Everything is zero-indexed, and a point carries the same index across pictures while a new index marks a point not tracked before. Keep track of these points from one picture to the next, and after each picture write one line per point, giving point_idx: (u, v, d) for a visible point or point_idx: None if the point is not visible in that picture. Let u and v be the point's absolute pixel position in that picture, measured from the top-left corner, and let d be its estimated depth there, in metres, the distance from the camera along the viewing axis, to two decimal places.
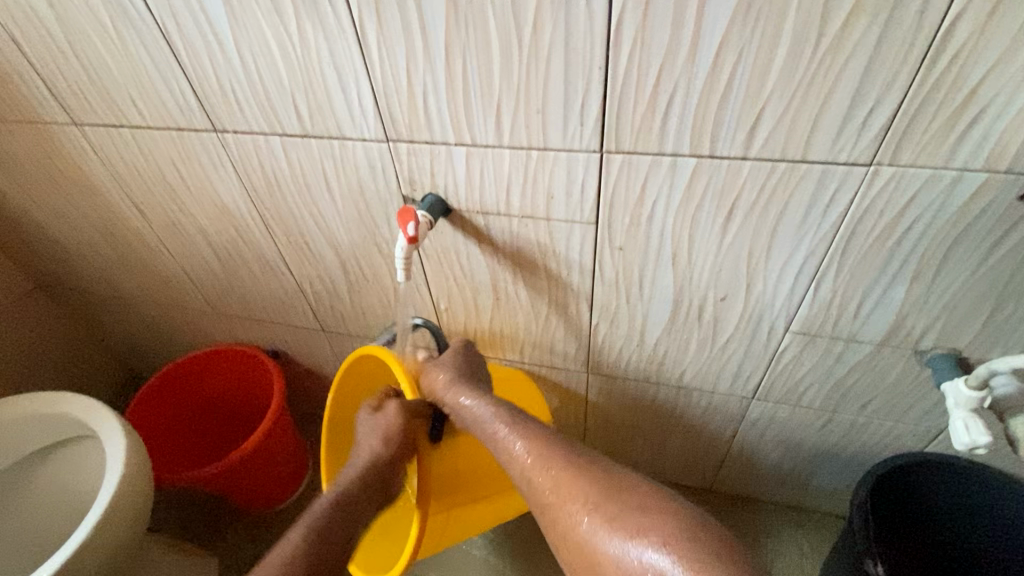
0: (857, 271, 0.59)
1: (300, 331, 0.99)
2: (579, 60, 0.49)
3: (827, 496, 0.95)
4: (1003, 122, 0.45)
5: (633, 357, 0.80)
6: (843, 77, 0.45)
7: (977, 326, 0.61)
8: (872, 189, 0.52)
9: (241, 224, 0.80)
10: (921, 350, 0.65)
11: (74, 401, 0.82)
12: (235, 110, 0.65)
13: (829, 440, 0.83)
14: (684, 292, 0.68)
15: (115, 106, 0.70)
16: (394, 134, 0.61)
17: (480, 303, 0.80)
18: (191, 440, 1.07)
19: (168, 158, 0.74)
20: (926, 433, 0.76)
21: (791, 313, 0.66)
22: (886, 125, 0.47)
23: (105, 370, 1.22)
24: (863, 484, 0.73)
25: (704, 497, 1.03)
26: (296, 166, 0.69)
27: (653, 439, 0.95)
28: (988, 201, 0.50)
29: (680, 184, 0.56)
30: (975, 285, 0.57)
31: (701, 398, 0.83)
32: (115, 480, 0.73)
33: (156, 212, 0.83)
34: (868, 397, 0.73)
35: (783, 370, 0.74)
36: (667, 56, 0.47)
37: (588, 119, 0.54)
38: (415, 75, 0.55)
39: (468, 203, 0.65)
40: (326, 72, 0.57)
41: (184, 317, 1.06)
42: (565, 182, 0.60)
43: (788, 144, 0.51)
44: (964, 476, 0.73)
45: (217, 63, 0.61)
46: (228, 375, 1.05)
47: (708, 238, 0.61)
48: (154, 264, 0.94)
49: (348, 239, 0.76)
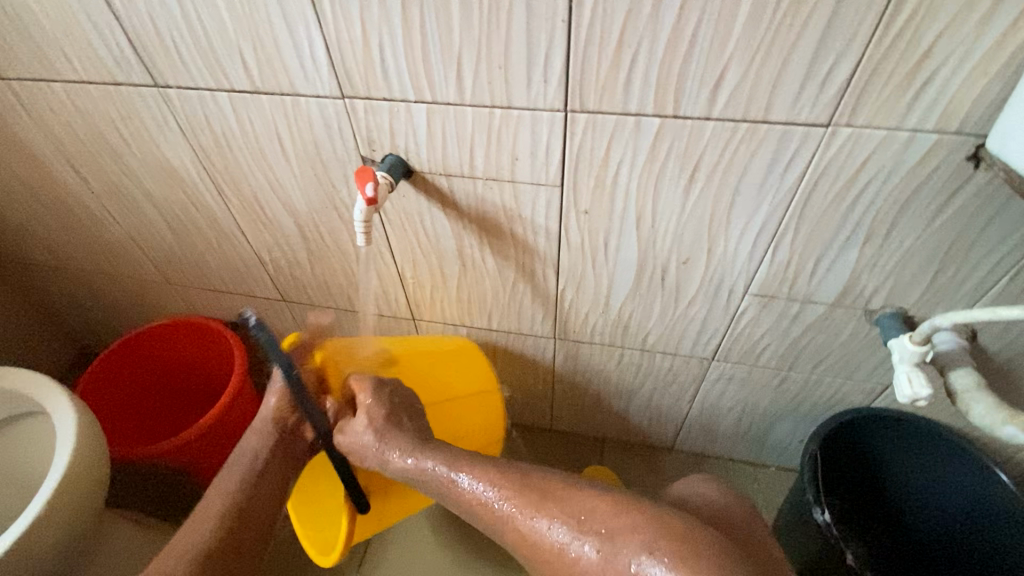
0: (813, 234, 0.61)
1: (260, 301, 0.96)
2: (541, 12, 0.48)
3: (781, 452, 1.00)
4: (953, 84, 0.46)
5: (598, 323, 0.81)
6: (805, 36, 0.45)
7: (922, 286, 0.64)
8: (830, 149, 0.53)
9: (191, 188, 0.76)
10: (871, 310, 0.68)
11: (21, 378, 0.78)
12: (178, 63, 0.61)
13: (784, 398, 0.86)
14: (648, 256, 0.68)
15: (43, 57, 0.64)
16: (350, 90, 0.58)
17: (446, 270, 0.79)
18: (151, 413, 1.04)
19: (106, 115, 0.69)
20: (874, 389, 0.80)
21: (750, 275, 0.68)
22: (844, 86, 0.48)
23: (55, 344, 1.17)
24: (814, 438, 0.77)
25: (666, 456, 1.07)
26: (247, 126, 0.65)
27: (619, 401, 0.98)
28: (938, 162, 0.52)
29: (644, 145, 0.56)
30: (924, 244, 0.59)
31: (663, 361, 0.85)
32: (66, 458, 0.70)
33: (97, 175, 0.78)
34: (820, 356, 0.76)
35: (742, 332, 0.76)
36: (631, 12, 0.46)
37: (552, 76, 0.52)
38: (370, 26, 0.52)
39: (430, 164, 0.63)
40: (274, 22, 0.54)
41: (135, 287, 1.01)
42: (529, 143, 0.58)
43: (749, 104, 0.51)
44: (905, 429, 0.78)
45: (155, 10, 0.56)
46: (186, 348, 1.01)
47: (672, 201, 0.61)
48: (98, 232, 0.89)
49: (306, 203, 0.74)
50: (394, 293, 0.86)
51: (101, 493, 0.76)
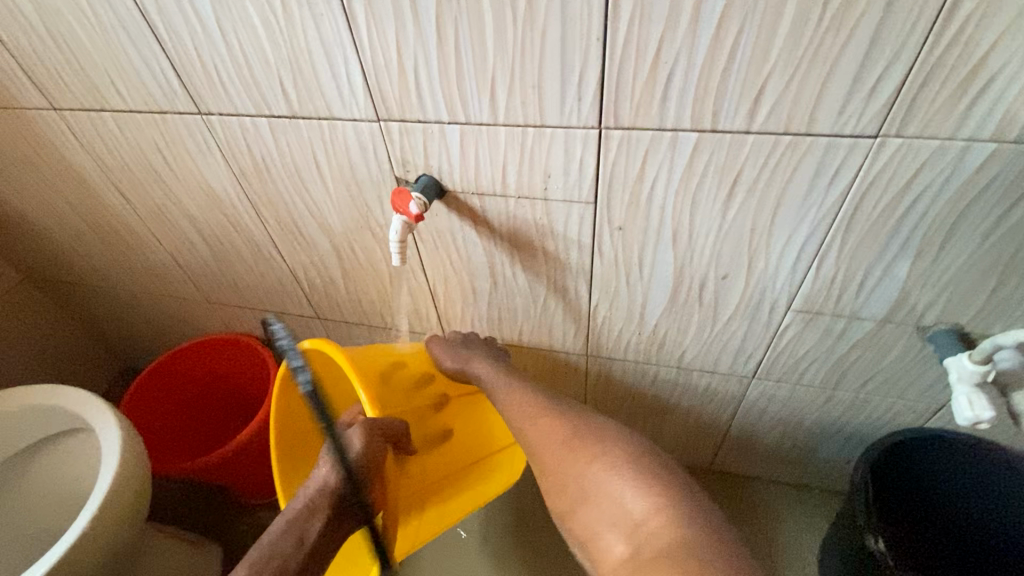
0: (860, 247, 0.58)
1: (295, 318, 0.98)
2: (576, 29, 0.47)
3: (826, 473, 0.95)
4: (1013, 91, 0.44)
5: (632, 339, 0.79)
6: (850, 46, 0.44)
7: (980, 302, 0.60)
8: (878, 162, 0.51)
9: (230, 210, 0.78)
10: (924, 327, 0.65)
11: (70, 396, 0.81)
12: (221, 91, 0.63)
13: (829, 417, 0.82)
14: (685, 271, 0.67)
15: (95, 89, 0.67)
16: (385, 113, 0.59)
17: (478, 288, 0.79)
18: (192, 428, 1.07)
19: (152, 142, 0.72)
20: (926, 409, 0.76)
21: (793, 291, 0.65)
22: (893, 97, 0.46)
23: (100, 361, 1.21)
24: (863, 461, 0.74)
25: (703, 477, 1.03)
26: (285, 149, 0.67)
27: (653, 420, 0.95)
28: (996, 173, 0.49)
29: (682, 159, 0.55)
30: (981, 258, 0.56)
31: (700, 378, 0.83)
32: (109, 476, 0.72)
33: (142, 199, 0.81)
34: (868, 374, 0.73)
35: (785, 349, 0.73)
36: (668, 25, 0.45)
37: (586, 94, 0.52)
38: (405, 50, 0.53)
39: (463, 183, 0.64)
40: (313, 50, 0.55)
41: (175, 306, 1.04)
42: (562, 159, 0.58)
43: (792, 115, 0.49)
44: (960, 452, 0.74)
45: (199, 41, 0.58)
46: (224, 363, 1.03)
47: (709, 216, 0.59)
48: (143, 253, 0.92)
49: (341, 223, 0.75)
50: (426, 310, 0.86)
51: (141, 512, 0.77)
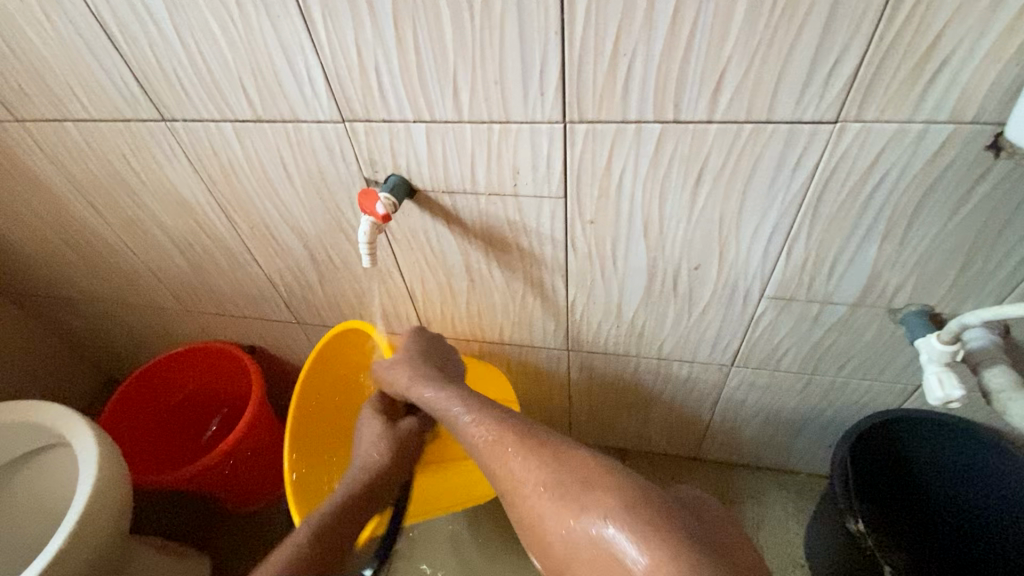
0: (828, 232, 0.59)
1: (275, 324, 0.97)
2: (532, 23, 0.47)
3: (810, 458, 0.96)
4: (967, 71, 0.44)
5: (611, 332, 0.80)
6: (804, 34, 0.44)
7: (948, 282, 0.61)
8: (839, 147, 0.51)
9: (202, 217, 0.78)
10: (895, 309, 0.65)
11: (46, 411, 0.79)
12: (183, 97, 0.62)
13: (809, 402, 0.83)
14: (658, 262, 0.67)
15: (56, 99, 0.66)
16: (350, 114, 0.59)
17: (455, 286, 0.78)
18: (176, 439, 1.06)
19: (118, 151, 0.71)
20: (903, 390, 0.77)
21: (765, 278, 0.66)
22: (850, 81, 0.46)
23: (82, 376, 1.20)
24: (842, 443, 0.74)
25: (690, 467, 1.04)
26: (252, 154, 0.66)
27: (637, 410, 0.95)
28: (956, 152, 0.50)
29: (647, 151, 0.55)
30: (946, 238, 0.57)
31: (681, 368, 0.83)
32: (87, 491, 0.71)
33: (112, 209, 0.80)
34: (845, 357, 0.74)
35: (761, 336, 0.74)
36: (624, 16, 0.45)
37: (548, 88, 0.52)
38: (365, 49, 0.52)
39: (433, 182, 0.63)
40: (273, 52, 0.55)
41: (153, 316, 1.03)
42: (529, 155, 0.58)
43: (753, 104, 0.49)
44: (938, 430, 0.75)
45: (158, 48, 0.58)
46: (206, 372, 1.02)
47: (679, 206, 0.60)
48: (118, 264, 0.91)
49: (313, 226, 0.74)
50: (405, 310, 0.86)
51: (121, 525, 0.76)
